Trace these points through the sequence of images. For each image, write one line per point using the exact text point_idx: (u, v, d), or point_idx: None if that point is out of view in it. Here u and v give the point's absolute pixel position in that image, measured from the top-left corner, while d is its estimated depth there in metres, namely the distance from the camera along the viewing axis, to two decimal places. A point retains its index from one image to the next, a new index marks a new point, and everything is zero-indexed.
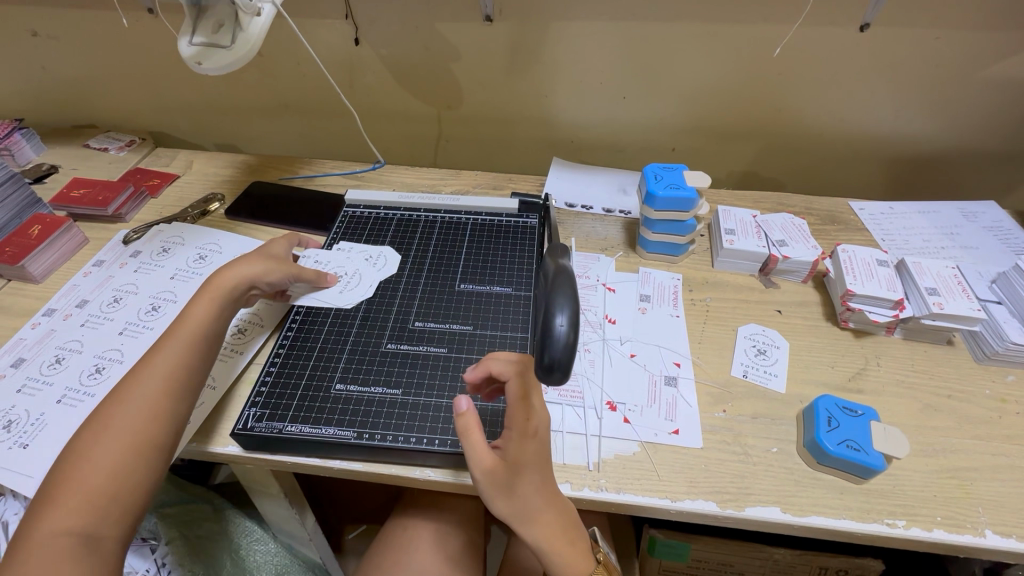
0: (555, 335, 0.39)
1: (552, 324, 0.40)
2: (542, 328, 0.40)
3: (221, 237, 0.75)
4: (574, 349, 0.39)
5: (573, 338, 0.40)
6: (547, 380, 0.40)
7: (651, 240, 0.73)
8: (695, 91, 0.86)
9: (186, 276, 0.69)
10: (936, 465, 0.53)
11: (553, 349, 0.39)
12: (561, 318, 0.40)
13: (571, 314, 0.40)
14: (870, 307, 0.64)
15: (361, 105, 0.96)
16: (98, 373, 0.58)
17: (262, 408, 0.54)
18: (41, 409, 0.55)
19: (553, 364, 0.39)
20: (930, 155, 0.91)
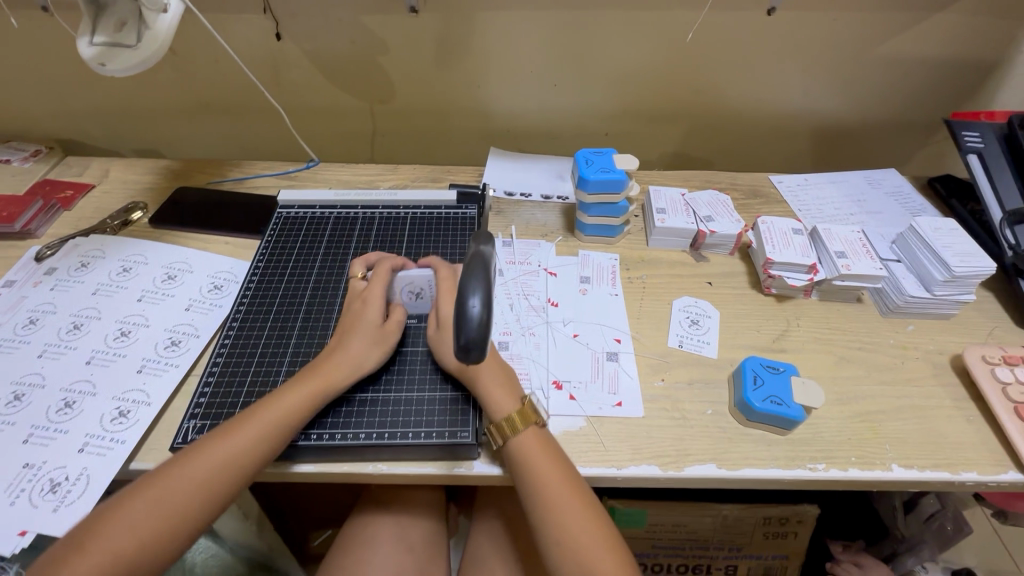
0: (469, 317, 0.41)
1: (467, 306, 0.41)
2: (457, 310, 0.42)
3: (146, 248, 0.72)
4: (488, 328, 0.41)
5: (486, 318, 0.41)
6: (465, 359, 0.42)
7: (588, 222, 0.75)
8: (622, 77, 0.89)
9: (110, 291, 0.66)
10: (850, 411, 0.59)
11: (467, 331, 0.41)
12: (474, 299, 0.41)
13: (484, 295, 0.41)
14: (789, 273, 0.69)
15: (290, 102, 0.93)
16: (17, 400, 0.55)
17: (202, 419, 0.52)
18: None
19: (469, 345, 0.41)
20: (838, 129, 0.99)
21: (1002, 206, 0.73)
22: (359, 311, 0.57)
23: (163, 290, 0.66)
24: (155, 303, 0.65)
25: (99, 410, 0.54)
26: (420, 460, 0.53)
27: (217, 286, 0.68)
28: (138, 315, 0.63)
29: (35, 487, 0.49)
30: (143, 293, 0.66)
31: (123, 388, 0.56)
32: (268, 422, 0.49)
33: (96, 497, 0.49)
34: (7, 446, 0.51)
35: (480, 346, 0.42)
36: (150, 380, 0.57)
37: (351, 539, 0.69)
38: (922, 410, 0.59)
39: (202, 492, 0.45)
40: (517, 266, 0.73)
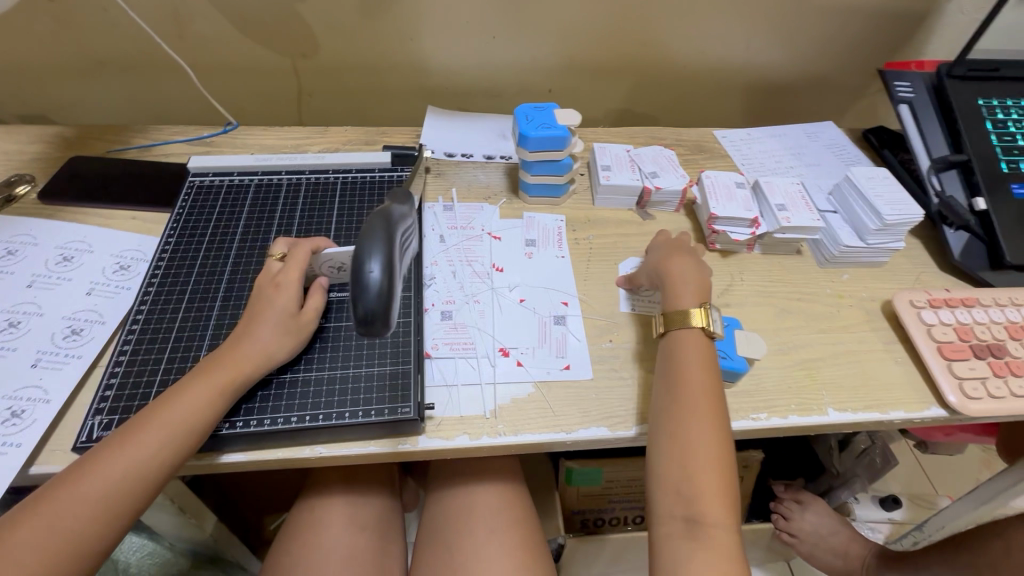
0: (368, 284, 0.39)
1: (366, 272, 0.39)
2: (355, 277, 0.39)
3: (35, 227, 0.63)
4: (389, 297, 0.40)
5: (386, 286, 0.39)
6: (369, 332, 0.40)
7: (531, 183, 0.72)
8: (563, 28, 0.85)
9: None
10: (789, 360, 0.60)
11: (366, 299, 0.39)
12: (374, 265, 0.39)
13: (385, 261, 0.40)
14: (732, 227, 0.69)
15: (198, 58, 0.83)
16: None
17: (109, 414, 0.47)
18: None
19: (369, 315, 0.39)
20: (780, 82, 0.98)
21: (929, 154, 0.75)
22: (269, 297, 0.52)
23: (58, 273, 0.59)
24: (48, 288, 0.57)
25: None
26: (360, 440, 0.51)
27: (122, 267, 0.61)
28: (29, 303, 0.56)
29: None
30: (34, 279, 0.58)
31: (13, 386, 0.50)
32: (167, 426, 0.44)
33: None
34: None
35: (381, 316, 0.40)
36: (46, 375, 0.51)
37: (298, 524, 0.66)
38: (855, 355, 0.61)
39: (103, 510, 0.41)
40: (459, 232, 0.69)
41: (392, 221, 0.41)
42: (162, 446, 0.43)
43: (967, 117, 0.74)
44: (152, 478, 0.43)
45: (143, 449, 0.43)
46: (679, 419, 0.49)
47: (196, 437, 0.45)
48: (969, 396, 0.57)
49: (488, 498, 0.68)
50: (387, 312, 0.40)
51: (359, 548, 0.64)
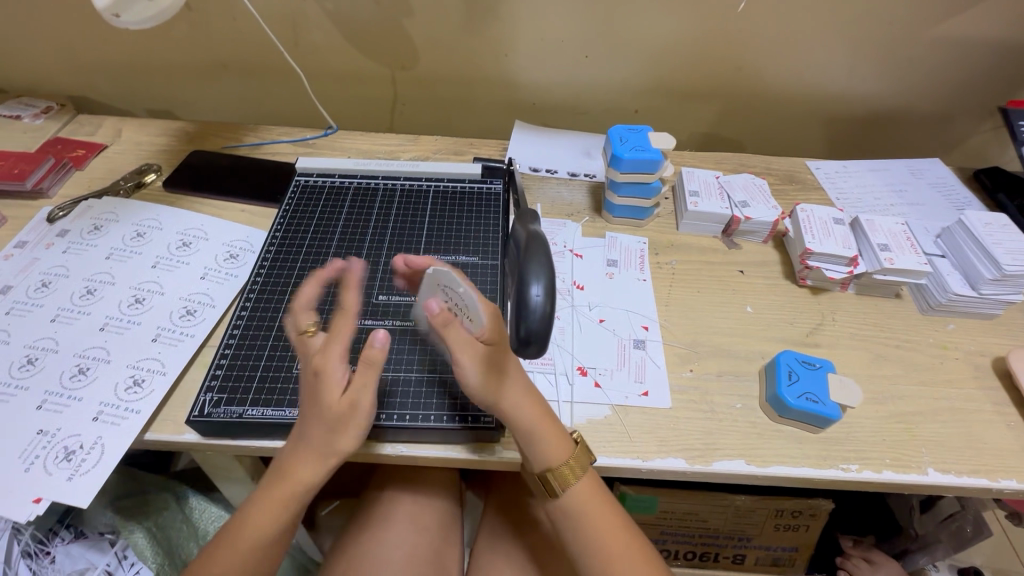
0: (531, 307, 0.40)
1: (529, 295, 0.40)
2: (518, 299, 0.41)
3: (160, 213, 0.69)
4: (552, 319, 0.40)
5: (548, 308, 0.40)
6: (524, 352, 0.41)
7: (617, 203, 0.72)
8: (657, 50, 0.84)
9: (123, 256, 0.64)
10: (885, 411, 0.56)
11: (530, 322, 0.40)
12: (536, 288, 0.40)
13: (546, 284, 0.40)
14: (827, 264, 0.66)
15: (308, 65, 0.89)
16: (30, 365, 0.54)
17: (219, 392, 0.51)
18: None
19: (530, 336, 0.40)
20: (882, 114, 0.94)
21: None
22: (315, 383, 0.45)
23: (178, 257, 0.64)
24: (169, 270, 0.63)
25: (112, 379, 0.53)
26: (440, 444, 0.52)
27: (231, 256, 0.66)
28: (152, 282, 0.61)
29: (49, 454, 0.48)
30: (158, 260, 0.64)
31: (136, 356, 0.55)
32: (286, 492, 0.45)
33: (111, 467, 0.48)
34: (21, 410, 0.50)
35: (541, 339, 0.40)
36: (164, 350, 0.56)
37: (364, 516, 0.69)
38: (961, 413, 0.57)
39: (256, 560, 0.45)
40: None
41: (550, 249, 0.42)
42: (289, 509, 0.45)
43: None
44: (289, 525, 0.46)
45: (272, 511, 0.45)
46: (534, 432, 0.48)
47: (334, 455, 0.45)
48: None
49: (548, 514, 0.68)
50: (546, 334, 0.40)
51: (421, 548, 0.66)
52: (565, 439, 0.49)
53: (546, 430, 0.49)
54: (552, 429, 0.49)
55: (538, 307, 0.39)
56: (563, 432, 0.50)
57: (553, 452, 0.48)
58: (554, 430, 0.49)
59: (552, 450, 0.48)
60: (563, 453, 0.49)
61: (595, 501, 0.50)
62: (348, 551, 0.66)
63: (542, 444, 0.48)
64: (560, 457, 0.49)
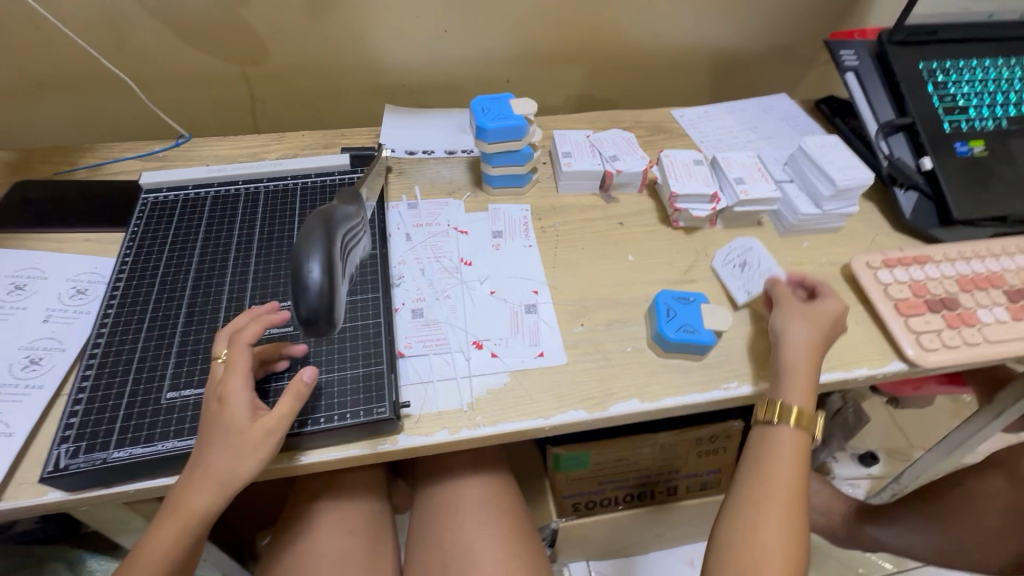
0: (309, 284, 0.40)
1: (305, 274, 0.40)
2: (295, 280, 0.40)
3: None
4: (329, 295, 0.40)
5: (326, 285, 0.40)
6: (314, 331, 0.41)
7: (494, 175, 0.72)
8: (515, 18, 0.85)
9: None
10: (756, 329, 0.62)
11: (308, 300, 0.40)
12: (313, 266, 0.40)
13: (323, 261, 0.41)
14: (693, 204, 0.70)
15: (144, 71, 0.81)
16: None
17: (76, 441, 0.46)
18: None
19: (312, 315, 0.40)
20: (733, 59, 1.00)
21: (876, 119, 0.76)
22: (220, 414, 0.44)
23: (11, 303, 0.57)
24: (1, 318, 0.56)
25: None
26: (341, 443, 0.50)
27: (76, 290, 0.59)
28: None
29: None
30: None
31: None
32: (186, 531, 0.43)
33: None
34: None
35: (325, 316, 0.41)
36: (7, 408, 0.49)
37: (288, 534, 0.66)
38: None
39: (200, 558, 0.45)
40: (425, 229, 0.69)
41: (330, 222, 0.42)
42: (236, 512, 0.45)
43: (909, 81, 0.76)
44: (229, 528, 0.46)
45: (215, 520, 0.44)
46: (792, 372, 0.55)
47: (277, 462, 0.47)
48: (925, 347, 0.59)
49: (472, 485, 0.70)
50: (331, 311, 0.41)
51: (351, 552, 0.64)
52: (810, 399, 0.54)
53: (803, 380, 0.55)
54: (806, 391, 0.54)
55: (318, 287, 0.40)
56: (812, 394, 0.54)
57: (796, 394, 0.54)
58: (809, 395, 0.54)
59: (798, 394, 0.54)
60: (802, 401, 0.54)
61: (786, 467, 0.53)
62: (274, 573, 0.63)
63: (794, 386, 0.54)
64: (798, 403, 0.53)
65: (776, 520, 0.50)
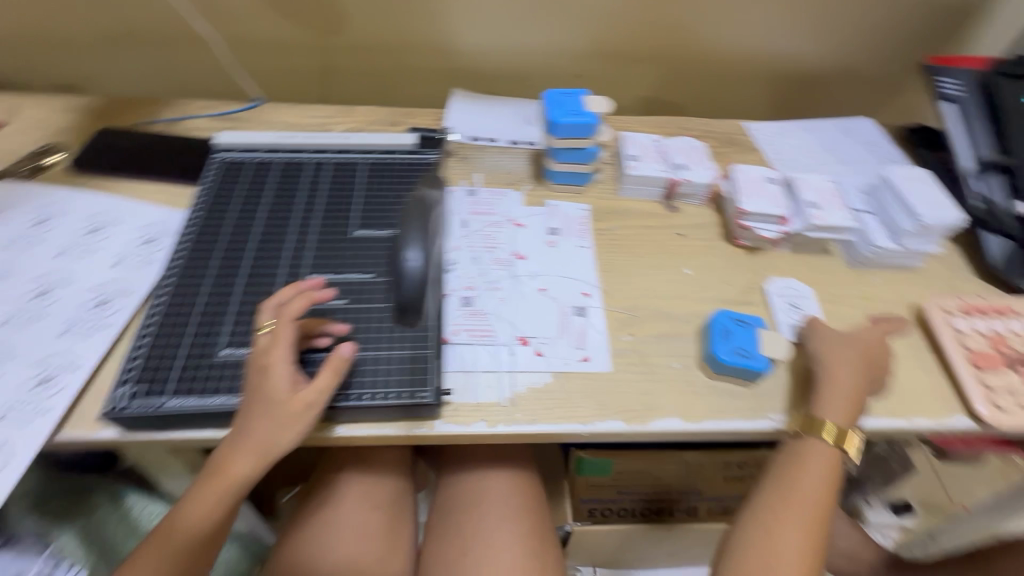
0: (407, 270, 0.51)
1: (405, 260, 0.51)
2: (397, 264, 0.52)
3: (63, 195, 0.64)
4: (422, 282, 0.51)
5: (420, 272, 0.52)
6: (404, 312, 0.53)
7: (556, 170, 0.71)
8: (595, 11, 0.82)
9: (27, 244, 0.59)
10: (814, 363, 0.59)
11: (406, 287, 0.51)
12: (413, 256, 0.52)
13: (419, 252, 0.52)
14: (760, 224, 0.67)
15: (227, 32, 0.83)
16: None
17: (137, 385, 0.48)
18: None
19: (407, 296, 0.52)
20: (817, 75, 0.95)
21: (973, 155, 0.72)
22: (261, 382, 0.45)
23: (88, 243, 0.60)
24: (78, 258, 0.58)
25: (19, 378, 0.49)
26: (380, 422, 0.51)
27: (146, 238, 0.61)
28: (59, 272, 0.57)
29: None
30: (64, 248, 0.59)
31: (45, 353, 0.51)
32: (224, 493, 0.45)
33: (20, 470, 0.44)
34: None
35: (415, 298, 0.52)
36: (76, 344, 0.52)
37: (314, 499, 0.68)
38: None
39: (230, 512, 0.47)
40: (482, 217, 0.69)
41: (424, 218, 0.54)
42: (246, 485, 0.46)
43: (1013, 113, 0.71)
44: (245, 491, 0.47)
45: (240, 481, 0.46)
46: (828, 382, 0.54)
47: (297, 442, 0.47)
48: (998, 406, 0.55)
49: (495, 477, 0.71)
50: (420, 295, 0.52)
51: (373, 525, 0.66)
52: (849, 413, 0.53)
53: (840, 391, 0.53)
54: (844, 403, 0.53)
55: (414, 274, 0.51)
56: (852, 407, 0.53)
57: (835, 409, 0.52)
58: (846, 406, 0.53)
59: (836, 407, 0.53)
60: (840, 419, 0.52)
61: (815, 480, 0.52)
62: (298, 535, 0.65)
63: (827, 397, 0.53)
64: (834, 418, 0.52)
65: (797, 533, 0.50)
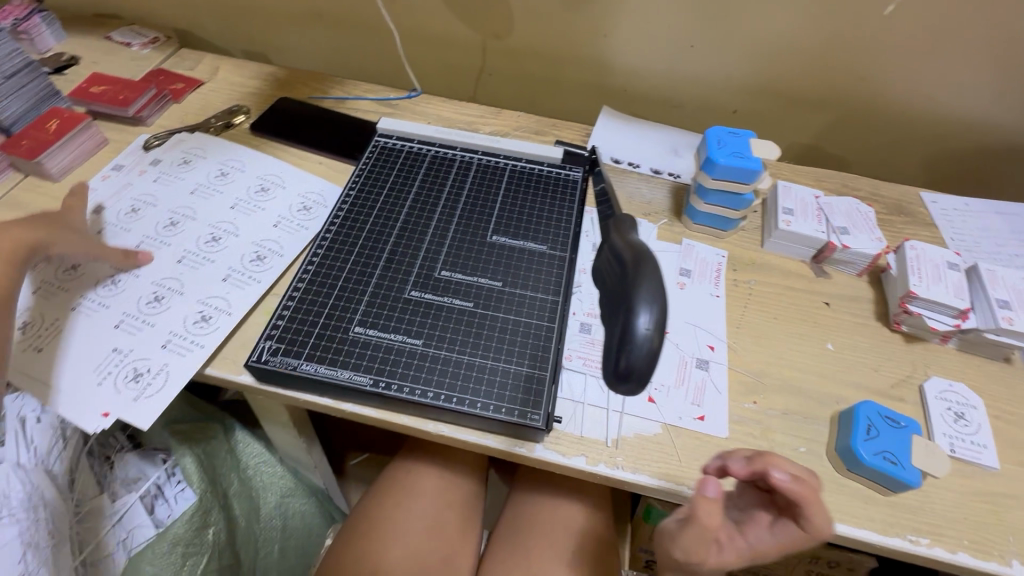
0: (640, 338, 0.45)
1: (636, 325, 0.45)
2: (625, 327, 0.45)
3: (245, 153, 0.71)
4: (654, 354, 0.45)
5: (655, 342, 0.45)
6: (622, 383, 0.45)
7: (701, 210, 0.67)
8: (773, 48, 0.77)
9: (207, 192, 0.66)
10: (971, 488, 0.51)
11: (636, 355, 0.44)
12: (643, 320, 0.45)
13: (653, 317, 0.45)
14: (929, 312, 0.59)
15: (402, 24, 0.87)
16: (115, 286, 0.57)
17: (278, 341, 0.52)
18: (59, 315, 0.54)
19: (632, 365, 0.45)
20: (1023, 151, 0.82)
21: None
22: None
23: (255, 201, 0.66)
24: (246, 213, 0.65)
25: (185, 313, 0.55)
26: (482, 431, 0.51)
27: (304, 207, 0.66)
28: (229, 223, 0.63)
29: (119, 372, 0.51)
30: (236, 202, 0.66)
31: (206, 293, 0.57)
32: None
33: (170, 394, 0.50)
34: (106, 329, 0.54)
35: (641, 372, 0.45)
36: (231, 291, 0.57)
37: (392, 480, 0.70)
38: None
39: None
40: None
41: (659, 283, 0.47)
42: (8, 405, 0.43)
43: None
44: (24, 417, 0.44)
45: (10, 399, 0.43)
46: None
47: None
48: None
49: (569, 506, 0.69)
50: (648, 368, 0.45)
51: (442, 523, 0.67)
52: None
53: None
54: None
55: (647, 340, 0.44)
56: None
57: None
58: None
59: None
60: None
61: None
62: (374, 513, 0.67)
63: None
64: None
65: None
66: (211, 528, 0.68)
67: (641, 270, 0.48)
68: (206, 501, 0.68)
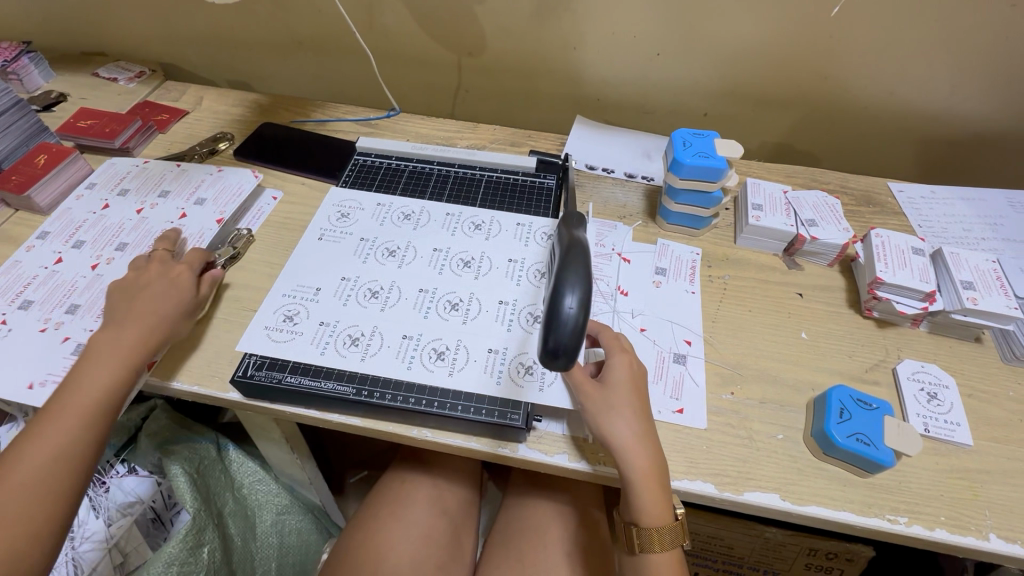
0: (564, 318, 0.39)
1: (562, 305, 0.39)
2: (552, 309, 0.39)
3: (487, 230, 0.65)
4: (581, 333, 0.39)
5: (581, 320, 0.39)
6: (551, 364, 0.40)
7: (673, 210, 0.69)
8: (733, 52, 0.80)
9: (335, 236, 0.64)
10: (947, 465, 0.52)
11: (561, 334, 0.39)
12: (571, 299, 0.39)
13: (580, 295, 0.39)
14: (898, 297, 0.61)
15: (378, 46, 0.90)
16: (456, 307, 0.58)
17: (263, 356, 0.54)
18: (472, 355, 0.54)
19: (558, 349, 0.39)
20: (983, 139, 0.85)
21: None
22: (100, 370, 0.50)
23: (339, 228, 0.65)
24: (335, 241, 0.64)
25: (477, 360, 0.54)
26: (465, 434, 0.52)
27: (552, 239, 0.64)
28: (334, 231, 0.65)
29: (422, 353, 0.54)
30: (523, 249, 0.63)
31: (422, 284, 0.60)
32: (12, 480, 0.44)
33: (477, 361, 0.54)
34: (491, 328, 0.56)
35: (569, 352, 0.39)
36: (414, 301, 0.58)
37: (384, 491, 0.71)
38: None
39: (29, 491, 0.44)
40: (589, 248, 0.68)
41: (583, 254, 0.41)
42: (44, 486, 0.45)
43: None
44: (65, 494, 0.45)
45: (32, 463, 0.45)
46: (640, 487, 0.48)
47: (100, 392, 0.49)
48: None
49: (560, 506, 0.70)
50: (577, 348, 0.39)
51: (436, 530, 0.67)
52: (669, 508, 0.49)
53: (652, 490, 0.48)
54: (660, 497, 0.48)
55: (570, 321, 0.38)
56: (667, 500, 0.49)
57: (654, 511, 0.48)
58: (663, 496, 0.48)
59: (653, 511, 0.48)
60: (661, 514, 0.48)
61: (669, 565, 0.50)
62: (366, 525, 0.67)
63: (645, 502, 0.48)
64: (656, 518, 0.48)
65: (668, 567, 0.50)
66: (206, 547, 0.67)
67: (570, 254, 0.41)
68: (200, 518, 0.67)
